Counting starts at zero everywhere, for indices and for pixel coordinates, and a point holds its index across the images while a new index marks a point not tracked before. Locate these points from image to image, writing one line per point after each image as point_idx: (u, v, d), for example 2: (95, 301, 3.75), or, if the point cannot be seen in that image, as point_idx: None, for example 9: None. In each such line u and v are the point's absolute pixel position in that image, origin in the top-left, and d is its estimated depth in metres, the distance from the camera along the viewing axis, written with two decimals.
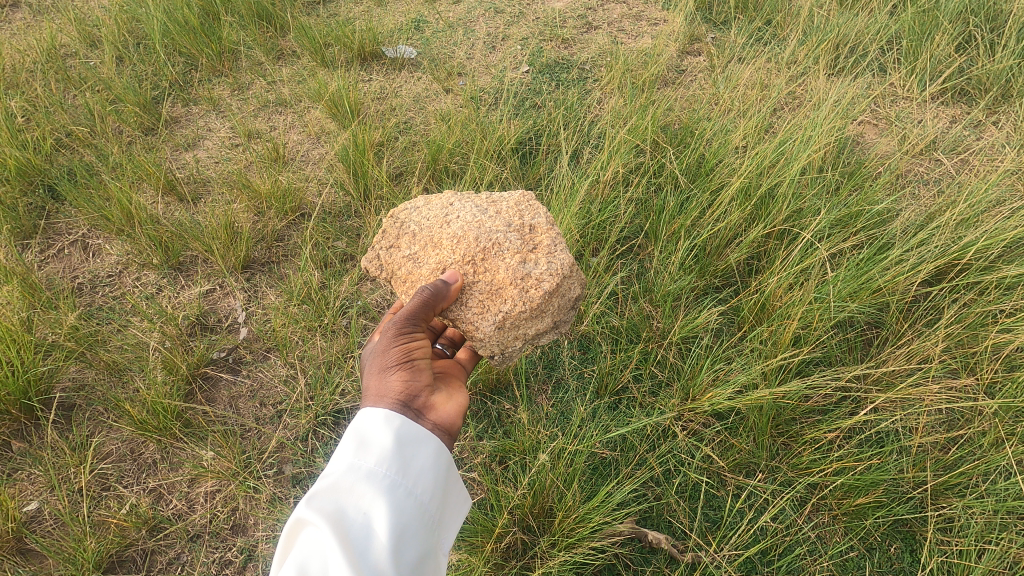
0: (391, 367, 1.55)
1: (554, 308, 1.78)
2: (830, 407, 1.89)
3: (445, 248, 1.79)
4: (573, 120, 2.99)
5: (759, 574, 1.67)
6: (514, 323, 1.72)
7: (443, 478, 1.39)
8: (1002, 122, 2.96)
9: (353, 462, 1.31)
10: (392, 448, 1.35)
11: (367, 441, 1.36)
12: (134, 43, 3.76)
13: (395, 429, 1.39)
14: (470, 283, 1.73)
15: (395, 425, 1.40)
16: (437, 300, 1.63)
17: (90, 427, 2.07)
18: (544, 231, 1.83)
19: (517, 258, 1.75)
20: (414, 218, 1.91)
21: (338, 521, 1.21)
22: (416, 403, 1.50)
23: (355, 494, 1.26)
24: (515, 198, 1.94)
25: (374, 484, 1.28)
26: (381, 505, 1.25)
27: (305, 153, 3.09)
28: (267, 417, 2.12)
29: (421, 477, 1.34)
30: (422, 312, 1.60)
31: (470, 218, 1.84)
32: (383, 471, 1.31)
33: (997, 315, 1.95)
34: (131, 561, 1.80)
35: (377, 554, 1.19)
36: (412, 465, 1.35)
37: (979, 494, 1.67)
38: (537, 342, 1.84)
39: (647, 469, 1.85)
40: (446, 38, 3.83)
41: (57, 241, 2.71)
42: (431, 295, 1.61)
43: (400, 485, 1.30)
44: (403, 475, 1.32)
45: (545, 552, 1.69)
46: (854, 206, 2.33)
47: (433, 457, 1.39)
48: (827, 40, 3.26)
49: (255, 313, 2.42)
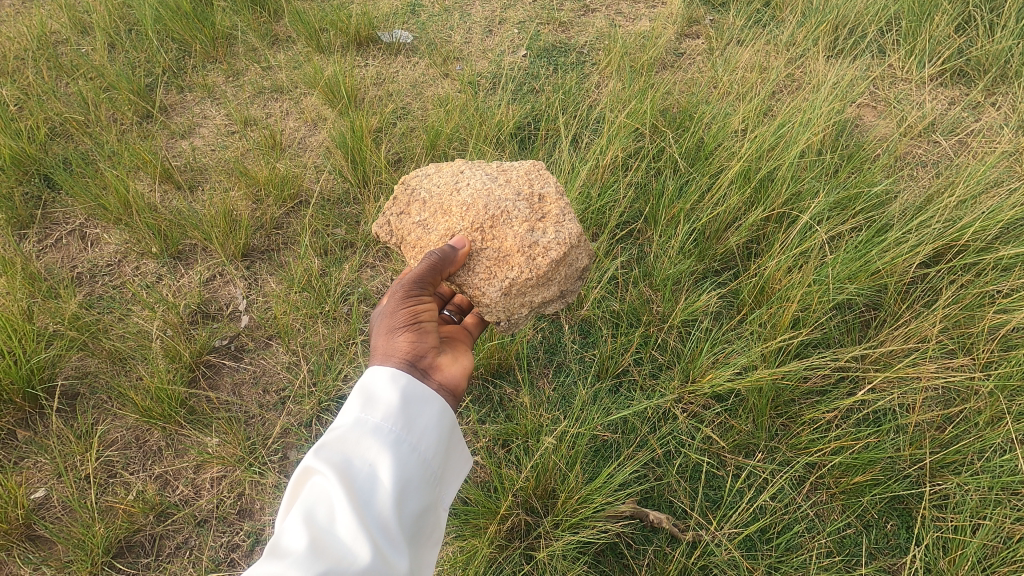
0: (398, 329, 1.58)
1: (561, 277, 1.80)
2: (829, 388, 1.92)
3: (455, 215, 1.80)
4: (571, 105, 2.98)
5: (759, 552, 1.70)
6: (520, 290, 1.74)
7: (447, 436, 1.40)
8: (999, 103, 2.96)
9: (359, 416, 1.32)
10: (398, 405, 1.35)
11: (373, 397, 1.37)
12: (126, 30, 3.71)
13: (401, 386, 1.40)
14: (477, 250, 1.75)
15: (402, 382, 1.40)
16: (445, 265, 1.66)
17: (95, 415, 2.08)
18: (553, 200, 1.85)
19: (525, 226, 1.77)
20: (424, 185, 1.92)
21: (343, 472, 1.22)
22: (422, 363, 1.53)
23: (361, 446, 1.27)
24: (525, 167, 1.96)
25: (380, 438, 1.28)
26: (387, 458, 1.26)
27: (302, 141, 3.07)
28: (270, 404, 2.13)
29: (425, 435, 1.35)
30: (430, 276, 1.63)
31: (480, 185, 1.85)
32: (388, 426, 1.31)
33: (993, 295, 1.98)
34: (139, 546, 1.82)
35: (381, 505, 1.20)
36: (416, 423, 1.35)
37: (973, 471, 1.70)
38: (542, 311, 1.86)
39: (649, 450, 1.87)
40: (442, 22, 3.79)
41: (55, 232, 2.70)
42: (439, 260, 1.64)
43: (405, 441, 1.31)
44: (407, 431, 1.33)
45: (549, 533, 1.71)
46: (853, 188, 2.33)
47: (438, 416, 1.39)
48: (826, 22, 3.24)
49: (256, 301, 2.42)
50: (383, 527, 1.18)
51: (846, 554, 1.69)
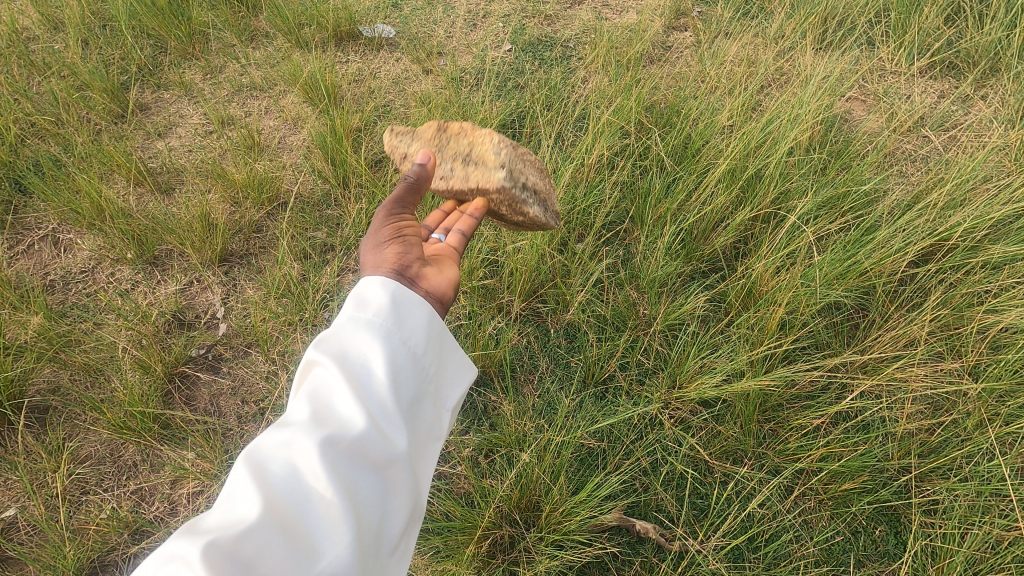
0: (384, 242, 1.57)
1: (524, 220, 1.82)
2: (816, 393, 1.89)
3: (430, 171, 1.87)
4: (556, 101, 2.92)
5: (746, 561, 1.66)
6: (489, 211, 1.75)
7: (443, 336, 1.33)
8: (989, 96, 2.94)
9: (352, 314, 1.26)
10: (390, 305, 1.28)
11: (365, 299, 1.30)
12: (99, 25, 3.60)
13: (392, 290, 1.31)
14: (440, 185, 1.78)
15: (393, 288, 1.32)
16: (419, 184, 1.72)
17: (67, 429, 2.01)
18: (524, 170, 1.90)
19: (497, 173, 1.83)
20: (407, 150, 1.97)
21: (337, 363, 1.16)
22: (410, 272, 1.49)
23: (355, 340, 1.21)
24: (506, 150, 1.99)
25: (373, 332, 1.22)
26: (380, 350, 1.19)
27: (281, 140, 3.00)
28: (249, 415, 2.07)
29: (418, 332, 1.28)
30: (407, 194, 1.69)
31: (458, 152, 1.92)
32: (381, 321, 1.24)
33: (982, 296, 1.96)
34: (114, 565, 1.74)
35: (377, 391, 1.14)
36: (410, 320, 1.28)
37: (962, 476, 1.69)
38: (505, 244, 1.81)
39: (635, 459, 1.83)
40: (425, 15, 3.70)
41: (27, 237, 2.62)
42: (413, 178, 1.70)
43: (398, 336, 1.24)
44: (400, 327, 1.25)
45: (532, 546, 1.67)
46: (842, 186, 2.28)
47: (431, 317, 1.32)
48: (815, 14, 3.18)
49: (234, 308, 2.36)
50: (380, 411, 1.13)
51: (834, 563, 1.66)
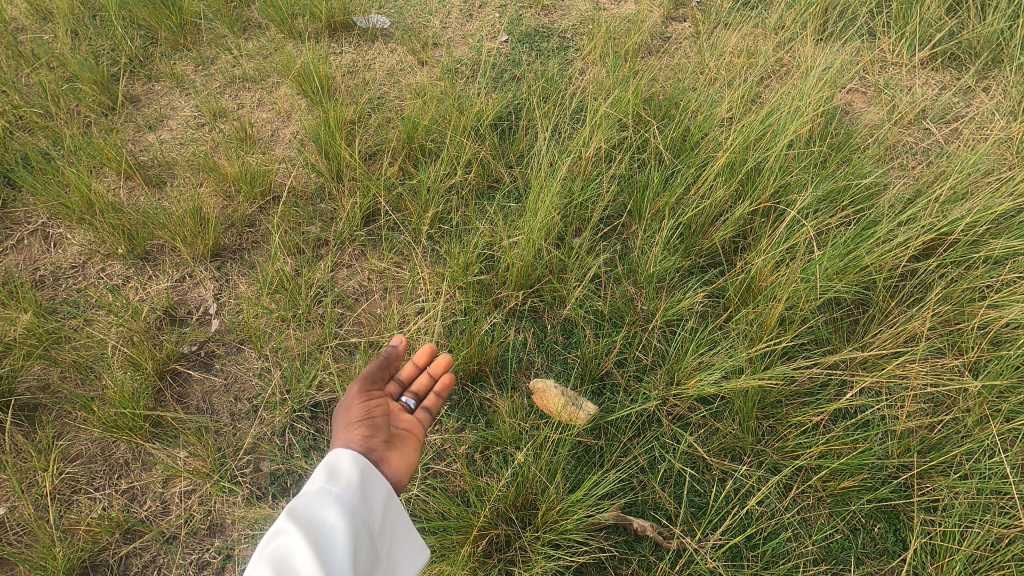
0: (354, 423, 1.57)
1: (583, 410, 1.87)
2: (816, 389, 1.87)
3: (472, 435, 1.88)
4: (553, 93, 2.88)
5: (744, 560, 1.65)
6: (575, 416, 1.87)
7: (401, 531, 1.46)
8: (991, 88, 2.90)
9: (323, 485, 1.39)
10: (358, 482, 1.41)
11: (336, 469, 1.43)
12: (89, 16, 3.54)
13: (363, 466, 1.45)
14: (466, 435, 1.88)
15: (364, 464, 1.46)
16: (392, 362, 1.73)
17: (57, 427, 1.98)
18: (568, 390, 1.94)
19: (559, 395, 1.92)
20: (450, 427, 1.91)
21: (307, 529, 1.29)
22: (373, 456, 1.52)
23: (324, 510, 1.34)
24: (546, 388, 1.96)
25: (340, 507, 1.35)
26: (343, 525, 1.32)
27: (274, 133, 2.96)
28: (242, 413, 2.04)
29: (376, 510, 1.42)
30: (378, 373, 1.70)
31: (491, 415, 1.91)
32: (349, 496, 1.38)
33: (983, 291, 1.94)
34: (105, 565, 1.73)
35: (339, 560, 1.27)
36: (371, 501, 1.42)
37: (962, 473, 1.67)
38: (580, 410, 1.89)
39: (633, 457, 1.81)
40: (420, 5, 3.65)
41: (15, 231, 2.57)
42: (386, 358, 1.72)
43: (360, 516, 1.38)
44: (364, 506, 1.39)
45: (529, 545, 1.65)
46: (842, 179, 2.26)
47: (388, 499, 1.45)
48: (816, 4, 3.14)
49: (227, 303, 2.33)
50: None
51: (834, 561, 1.64)
